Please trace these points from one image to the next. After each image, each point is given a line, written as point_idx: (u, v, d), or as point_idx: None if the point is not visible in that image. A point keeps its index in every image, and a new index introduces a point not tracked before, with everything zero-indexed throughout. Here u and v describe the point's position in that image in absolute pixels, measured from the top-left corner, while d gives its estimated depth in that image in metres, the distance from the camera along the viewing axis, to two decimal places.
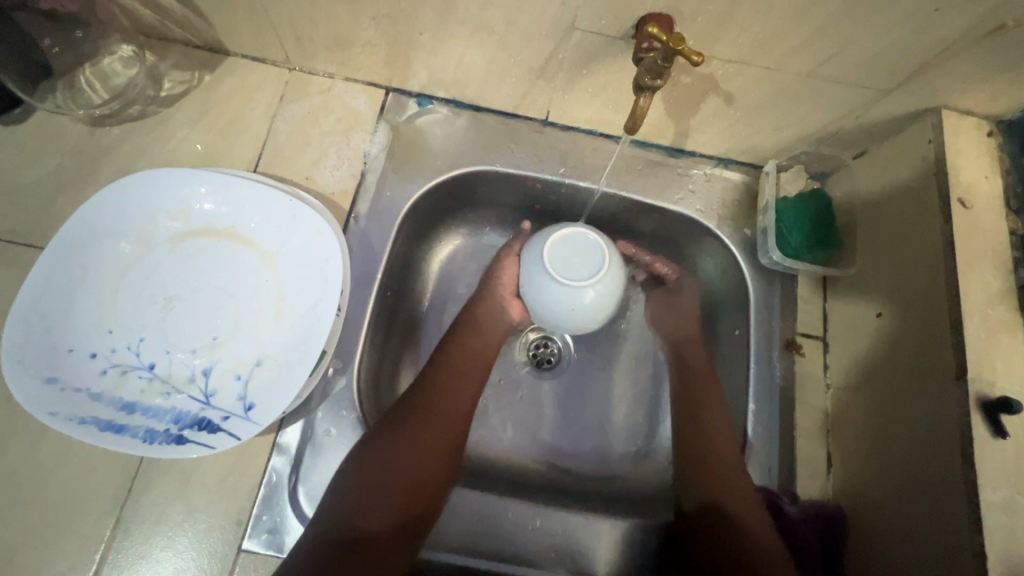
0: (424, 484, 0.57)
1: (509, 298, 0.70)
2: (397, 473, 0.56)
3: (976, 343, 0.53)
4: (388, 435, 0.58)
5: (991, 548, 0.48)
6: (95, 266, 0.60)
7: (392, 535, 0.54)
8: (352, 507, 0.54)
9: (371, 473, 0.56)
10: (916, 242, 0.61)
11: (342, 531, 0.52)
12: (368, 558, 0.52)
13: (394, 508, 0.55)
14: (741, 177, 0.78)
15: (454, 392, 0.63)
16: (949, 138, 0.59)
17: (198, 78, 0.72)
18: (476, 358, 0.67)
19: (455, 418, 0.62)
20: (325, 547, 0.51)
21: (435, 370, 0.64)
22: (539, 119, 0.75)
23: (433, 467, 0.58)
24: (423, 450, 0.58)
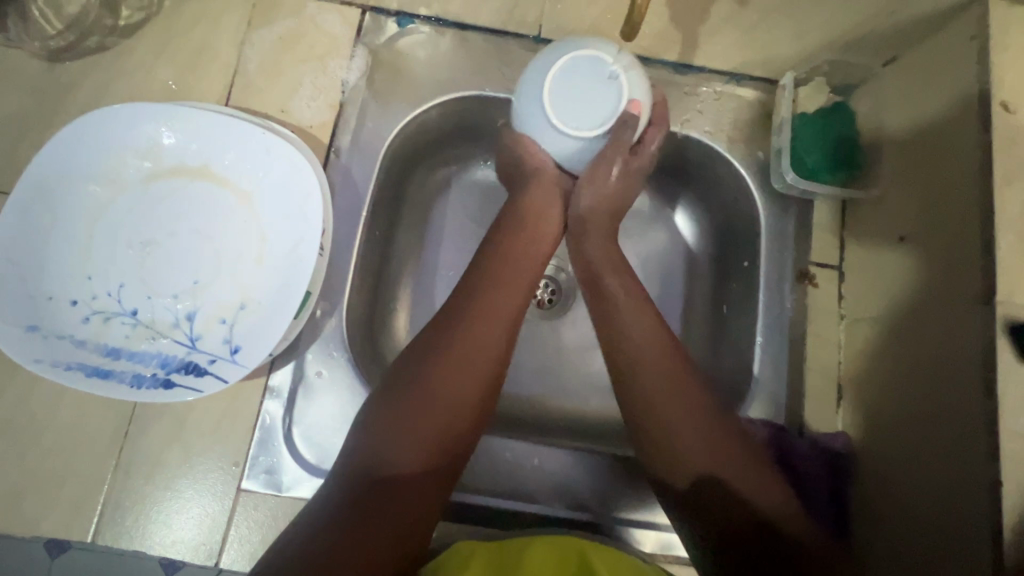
0: (462, 413, 0.50)
1: (556, 175, 0.60)
2: (434, 401, 0.49)
3: (1012, 264, 0.47)
4: (422, 360, 0.51)
5: (1010, 478, 0.44)
6: (66, 210, 0.57)
7: (427, 472, 0.48)
8: (387, 438, 0.48)
9: (406, 402, 0.49)
10: (949, 156, 0.55)
11: (372, 465, 0.47)
12: (402, 495, 0.46)
13: (430, 440, 0.48)
14: (756, 95, 0.70)
15: (497, 305, 0.54)
16: (995, 32, 0.51)
17: (158, 4, 0.66)
18: (522, 255, 0.58)
19: (495, 334, 0.53)
20: (358, 483, 0.46)
21: (480, 274, 0.56)
22: (530, 37, 0.68)
23: (468, 395, 0.51)
24: (463, 375, 0.50)
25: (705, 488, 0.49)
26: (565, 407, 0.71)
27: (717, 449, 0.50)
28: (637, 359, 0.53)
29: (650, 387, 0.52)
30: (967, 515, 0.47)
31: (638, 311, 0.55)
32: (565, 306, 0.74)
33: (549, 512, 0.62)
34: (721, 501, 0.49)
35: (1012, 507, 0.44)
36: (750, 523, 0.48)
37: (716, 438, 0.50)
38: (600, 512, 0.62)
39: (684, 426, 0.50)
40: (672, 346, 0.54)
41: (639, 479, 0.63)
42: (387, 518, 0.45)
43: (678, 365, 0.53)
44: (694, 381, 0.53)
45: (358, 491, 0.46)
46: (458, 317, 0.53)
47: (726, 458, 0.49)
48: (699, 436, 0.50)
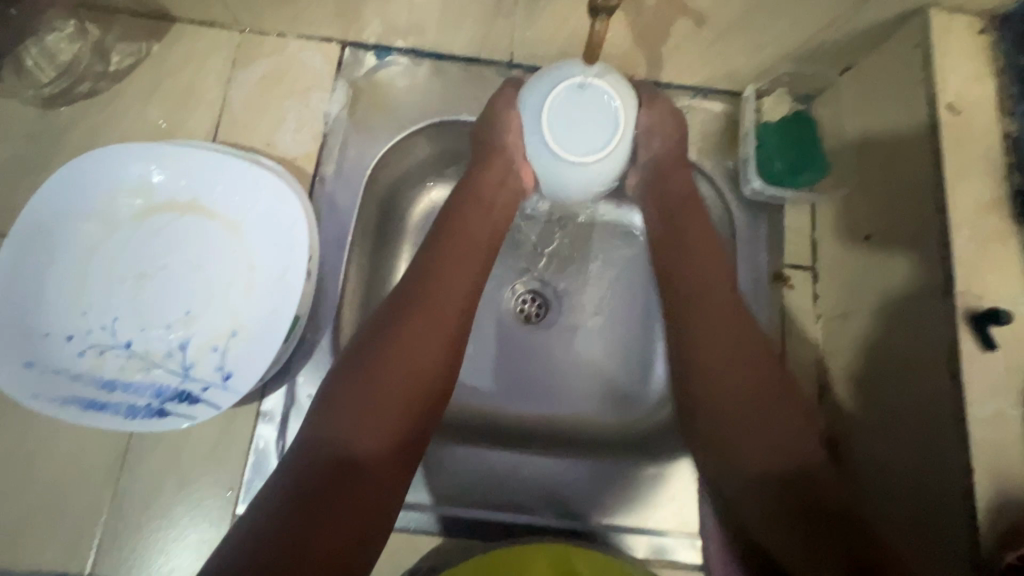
0: (421, 387, 0.52)
1: (520, 163, 0.62)
2: (390, 380, 0.51)
3: (964, 259, 0.51)
4: (371, 350, 0.52)
5: (979, 460, 0.46)
6: (62, 249, 0.59)
7: (392, 450, 0.50)
8: (342, 423, 0.49)
9: (361, 387, 0.50)
10: (902, 159, 0.58)
11: (329, 449, 0.48)
12: (360, 481, 0.47)
13: (390, 428, 0.50)
14: (723, 107, 0.74)
15: (445, 296, 0.56)
16: (937, 40, 0.55)
17: (147, 49, 0.69)
18: (469, 234, 0.60)
19: (446, 324, 0.55)
20: (310, 463, 0.47)
21: (433, 260, 0.57)
22: (503, 62, 0.72)
23: (434, 366, 0.53)
24: (419, 351, 0.53)
25: (742, 434, 0.52)
26: (556, 418, 0.72)
27: (756, 384, 0.53)
28: (695, 297, 0.57)
29: (698, 328, 0.56)
30: (941, 499, 0.49)
31: (709, 258, 0.59)
32: (552, 318, 0.76)
33: (541, 521, 0.63)
34: (760, 442, 0.51)
35: (984, 487, 0.46)
36: (774, 477, 0.50)
37: (748, 389, 0.53)
38: (591, 518, 0.63)
39: (712, 356, 0.55)
40: (732, 303, 0.57)
41: (627, 484, 0.64)
42: (343, 500, 0.46)
43: (738, 317, 0.56)
44: (738, 318, 0.56)
45: (313, 472, 0.47)
46: (405, 306, 0.54)
47: (761, 399, 0.53)
48: (729, 377, 0.54)
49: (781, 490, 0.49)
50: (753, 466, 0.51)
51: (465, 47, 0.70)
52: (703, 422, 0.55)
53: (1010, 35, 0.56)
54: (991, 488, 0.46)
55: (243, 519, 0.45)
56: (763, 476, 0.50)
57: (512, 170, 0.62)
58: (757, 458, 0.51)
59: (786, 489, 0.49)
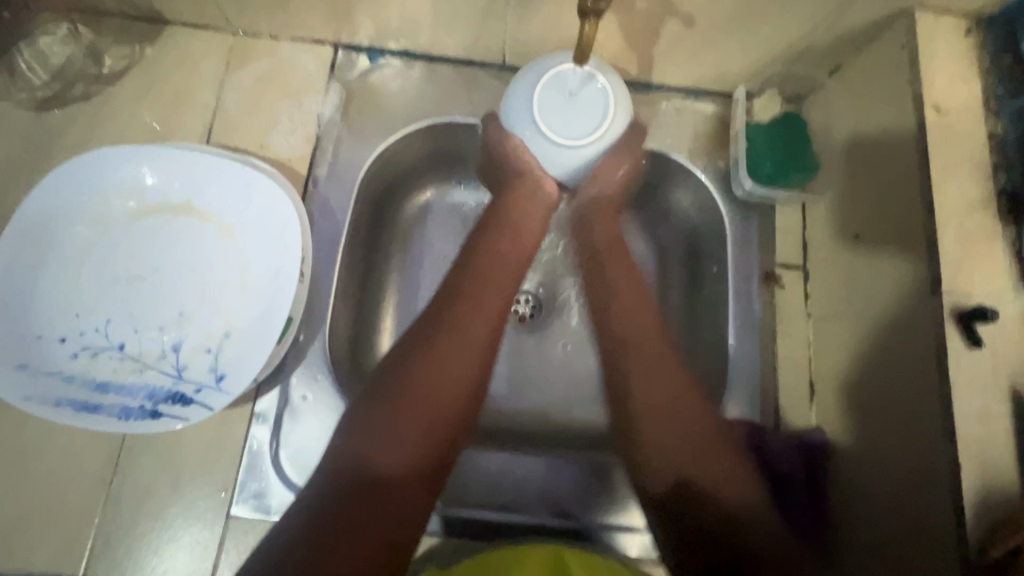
0: (447, 407, 0.53)
1: (541, 176, 0.61)
2: (415, 401, 0.51)
3: (950, 257, 0.51)
4: (401, 370, 0.53)
5: (965, 456, 0.47)
6: (55, 251, 0.59)
7: (415, 473, 0.50)
8: (368, 443, 0.50)
9: (384, 407, 0.51)
10: (890, 159, 0.58)
11: (354, 471, 0.49)
12: (387, 502, 0.48)
13: (414, 449, 0.51)
14: (715, 108, 0.74)
15: (475, 316, 0.56)
16: (922, 41, 0.56)
17: (140, 51, 0.70)
18: (505, 254, 0.61)
19: (475, 345, 0.55)
20: (335, 485, 0.48)
21: (464, 280, 0.58)
22: (496, 64, 0.72)
23: (460, 385, 0.54)
24: (443, 372, 0.53)
25: (712, 475, 0.52)
26: (550, 418, 0.72)
27: (690, 427, 0.54)
28: (632, 336, 0.59)
29: (634, 367, 0.57)
30: (929, 496, 0.50)
31: (636, 304, 0.61)
32: (546, 319, 0.76)
33: (535, 521, 0.63)
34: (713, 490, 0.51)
35: (970, 483, 0.47)
36: (723, 514, 0.50)
37: (694, 430, 0.54)
38: (585, 518, 0.63)
39: (648, 402, 0.55)
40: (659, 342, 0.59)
41: (620, 483, 0.64)
42: (369, 520, 0.47)
43: (667, 361, 0.57)
44: (671, 362, 0.57)
45: (338, 494, 0.48)
46: (436, 325, 0.55)
47: (693, 445, 0.53)
48: (688, 424, 0.54)
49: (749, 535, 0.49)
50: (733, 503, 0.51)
51: (458, 49, 0.71)
52: (658, 478, 0.54)
53: (994, 36, 0.57)
54: (977, 483, 0.47)
55: (271, 536, 0.47)
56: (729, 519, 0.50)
57: (536, 193, 0.63)
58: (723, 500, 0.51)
59: (727, 529, 0.50)
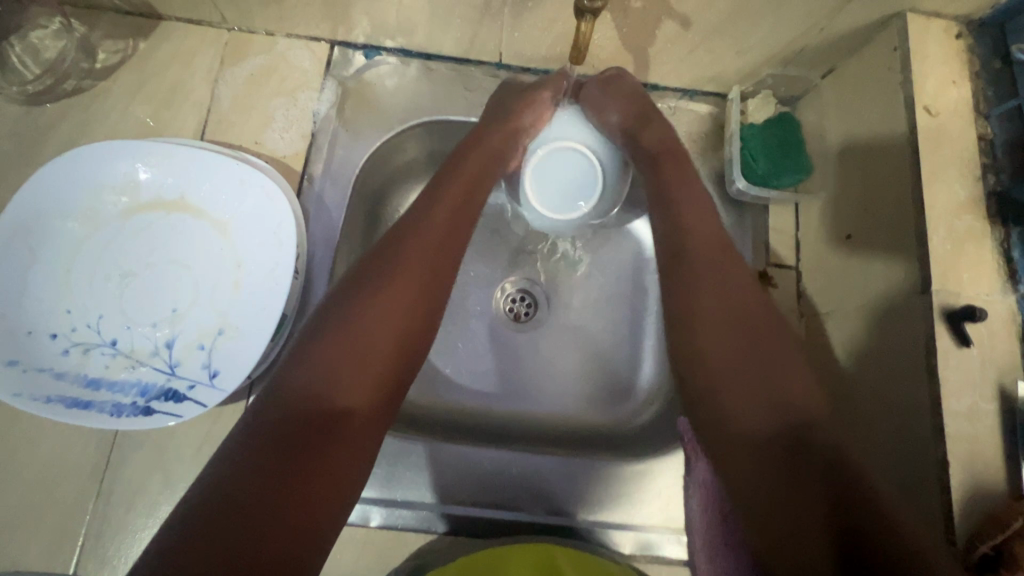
0: (401, 335, 0.49)
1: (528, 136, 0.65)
2: (366, 326, 0.48)
3: (940, 257, 0.52)
4: (349, 296, 0.49)
5: (954, 455, 0.48)
6: (47, 246, 0.59)
7: (370, 406, 0.46)
8: (316, 377, 0.45)
9: (336, 332, 0.47)
10: (882, 159, 0.59)
11: (299, 401, 0.44)
12: (339, 433, 0.44)
13: (371, 381, 0.47)
14: (708, 109, 0.75)
15: (430, 244, 0.53)
16: (914, 44, 0.56)
17: (134, 46, 0.69)
18: (457, 195, 0.58)
19: (428, 270, 0.52)
20: (279, 416, 0.43)
21: (418, 209, 0.55)
22: (493, 63, 0.73)
23: (416, 313, 0.50)
24: (396, 296, 0.50)
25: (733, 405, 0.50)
26: (544, 415, 0.73)
27: (735, 320, 0.54)
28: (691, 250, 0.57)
29: (704, 303, 0.55)
30: (917, 496, 0.50)
31: (710, 235, 0.57)
32: (540, 316, 0.76)
33: (528, 518, 0.63)
34: (779, 388, 0.50)
35: (958, 481, 0.47)
36: (781, 443, 0.47)
37: (740, 350, 0.52)
38: (576, 515, 0.63)
39: (715, 341, 0.53)
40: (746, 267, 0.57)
41: (613, 481, 0.64)
42: (308, 454, 0.42)
43: (735, 287, 0.55)
44: (761, 301, 0.55)
45: (279, 422, 0.43)
46: (387, 258, 0.52)
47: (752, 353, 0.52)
48: (732, 335, 0.53)
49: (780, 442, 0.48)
50: (768, 430, 0.48)
51: (454, 48, 0.71)
52: (713, 412, 0.51)
53: (984, 40, 0.57)
54: (966, 481, 0.47)
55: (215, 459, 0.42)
56: (757, 446, 0.48)
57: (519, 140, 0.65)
58: (764, 414, 0.49)
59: (794, 449, 0.47)
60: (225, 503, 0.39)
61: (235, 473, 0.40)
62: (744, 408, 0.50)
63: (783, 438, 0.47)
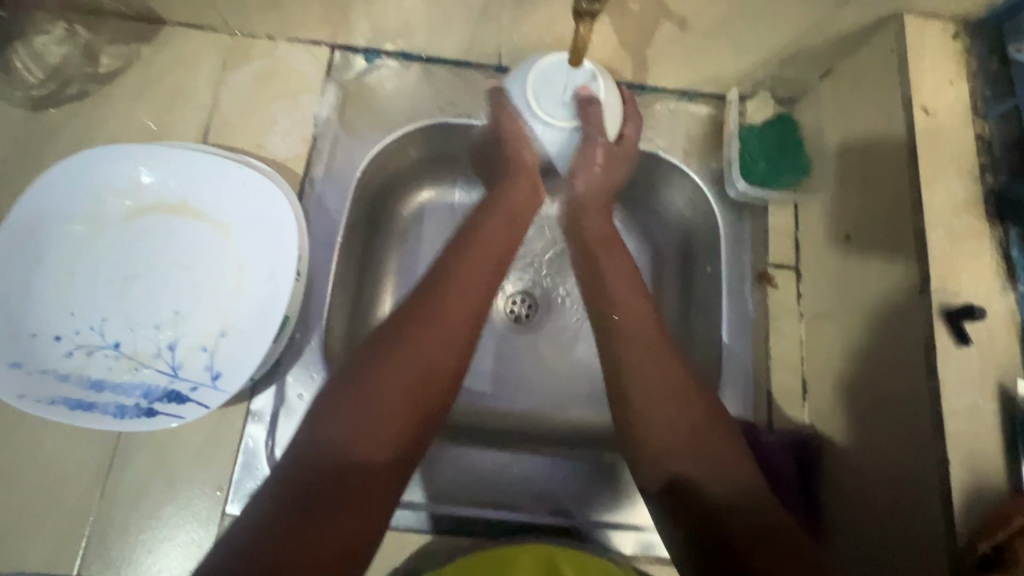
0: (436, 388, 0.50)
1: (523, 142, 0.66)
2: (399, 380, 0.49)
3: (938, 256, 0.52)
4: (381, 349, 0.50)
5: (954, 453, 0.48)
6: (51, 250, 0.59)
7: (396, 460, 0.47)
8: (347, 430, 0.46)
9: (369, 385, 0.48)
10: (879, 159, 0.59)
11: (329, 458, 0.45)
12: (365, 488, 0.45)
13: (401, 436, 0.48)
14: (707, 110, 0.75)
15: (462, 301, 0.55)
16: (911, 44, 0.57)
17: (137, 51, 0.70)
18: (485, 237, 0.60)
19: (463, 326, 0.54)
20: (308, 472, 0.45)
21: (448, 265, 0.57)
22: (492, 66, 0.73)
23: (447, 365, 0.52)
24: (429, 352, 0.51)
25: (683, 452, 0.50)
26: (545, 417, 0.73)
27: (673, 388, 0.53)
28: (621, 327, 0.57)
29: (632, 359, 0.54)
30: (918, 493, 0.50)
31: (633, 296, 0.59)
32: (541, 318, 0.77)
33: (529, 518, 0.63)
34: (728, 462, 0.49)
35: (958, 479, 0.47)
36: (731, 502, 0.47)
37: (684, 401, 0.52)
38: (579, 516, 0.63)
39: (650, 396, 0.52)
40: (656, 331, 0.56)
41: (613, 482, 0.65)
42: (336, 512, 0.43)
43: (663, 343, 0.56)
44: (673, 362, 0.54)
45: (310, 478, 0.44)
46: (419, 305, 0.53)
47: (696, 420, 0.51)
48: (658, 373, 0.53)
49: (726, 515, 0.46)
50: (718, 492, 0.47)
51: (453, 51, 0.71)
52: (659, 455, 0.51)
53: (980, 38, 0.58)
54: (966, 478, 0.47)
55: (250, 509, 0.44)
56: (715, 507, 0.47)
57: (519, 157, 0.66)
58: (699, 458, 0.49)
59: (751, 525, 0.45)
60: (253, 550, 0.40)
61: (262, 524, 0.42)
62: (677, 449, 0.50)
63: (733, 511, 0.46)
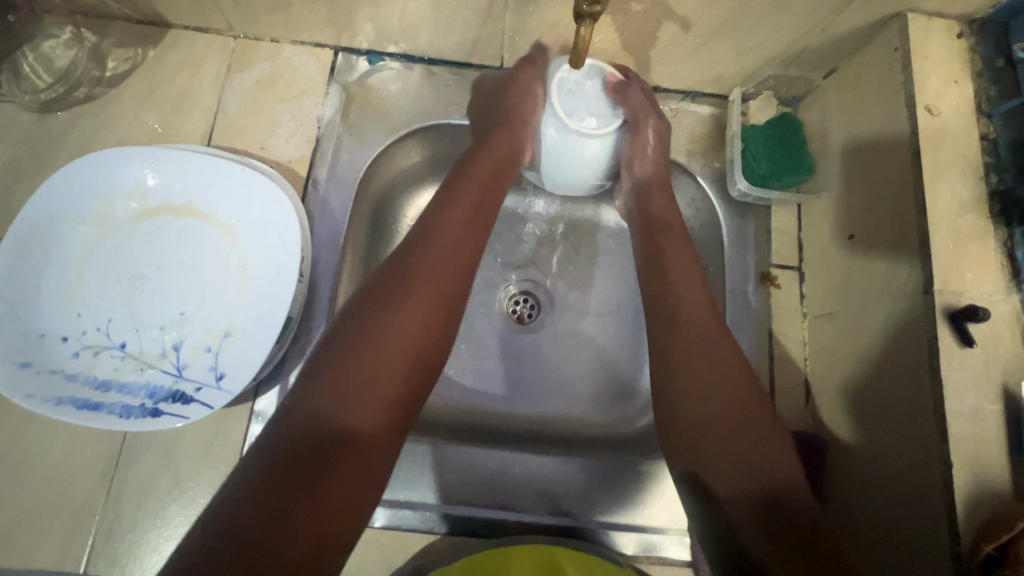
0: (421, 351, 0.50)
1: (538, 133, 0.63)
2: (385, 345, 0.48)
3: (942, 257, 0.52)
4: (365, 315, 0.50)
5: (957, 455, 0.47)
6: (59, 251, 0.60)
7: (383, 426, 0.47)
8: (333, 396, 0.46)
9: (354, 352, 0.48)
10: (883, 159, 0.59)
11: (314, 423, 0.45)
12: (350, 454, 0.44)
13: (386, 401, 0.47)
14: (710, 110, 0.76)
15: (446, 264, 0.53)
16: (916, 44, 0.56)
17: (143, 54, 0.70)
18: (471, 205, 0.58)
19: (447, 289, 0.53)
20: (294, 438, 0.44)
21: (432, 227, 0.55)
22: (495, 67, 0.73)
23: (431, 328, 0.51)
24: (415, 316, 0.50)
25: (715, 442, 0.50)
26: (547, 417, 0.73)
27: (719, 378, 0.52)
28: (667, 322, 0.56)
29: (671, 349, 0.54)
30: (921, 497, 0.50)
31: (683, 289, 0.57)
32: (543, 318, 0.77)
33: (531, 518, 0.63)
34: (758, 447, 0.49)
35: (962, 481, 0.47)
36: (755, 489, 0.47)
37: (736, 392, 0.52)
38: (580, 516, 0.64)
39: (694, 386, 0.52)
40: (708, 319, 0.55)
41: (614, 482, 0.65)
42: (319, 474, 0.42)
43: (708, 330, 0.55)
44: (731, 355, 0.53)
45: (295, 443, 0.43)
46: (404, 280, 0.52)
47: (735, 410, 0.51)
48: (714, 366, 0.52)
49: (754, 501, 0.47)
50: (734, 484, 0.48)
51: (456, 53, 0.72)
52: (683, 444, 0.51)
53: (985, 38, 0.57)
54: (969, 481, 0.47)
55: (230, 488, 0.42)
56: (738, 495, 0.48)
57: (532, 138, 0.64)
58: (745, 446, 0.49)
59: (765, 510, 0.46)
60: (235, 528, 0.39)
61: (244, 499, 0.40)
62: (709, 441, 0.50)
63: (750, 496, 0.47)
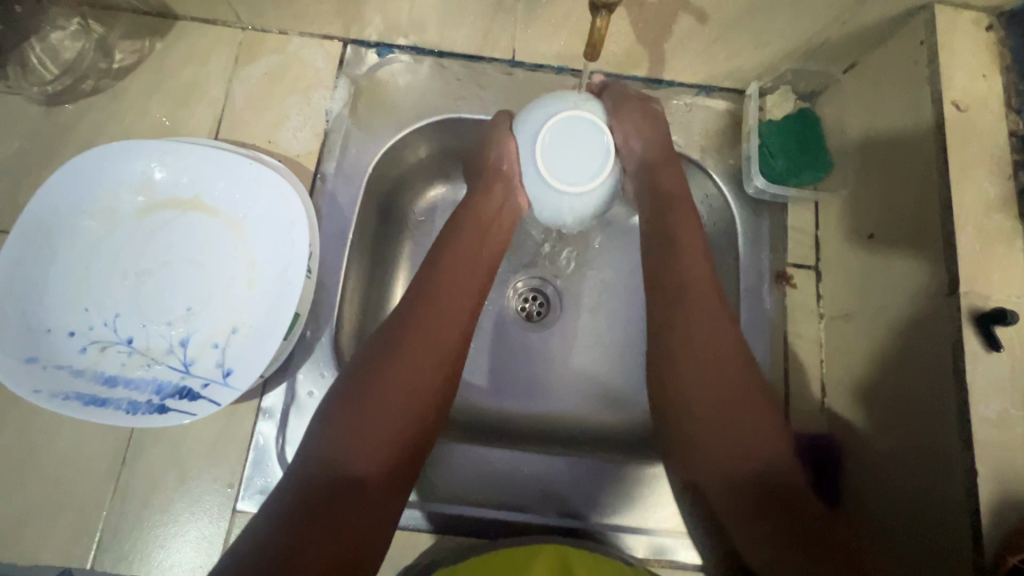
0: (421, 399, 0.51)
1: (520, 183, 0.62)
2: (388, 395, 0.50)
3: (967, 258, 0.50)
4: (368, 366, 0.51)
5: (982, 462, 0.46)
6: (65, 245, 0.59)
7: (387, 473, 0.49)
8: (338, 445, 0.48)
9: (358, 401, 0.49)
10: (906, 156, 0.57)
11: (324, 472, 0.47)
12: (355, 502, 0.46)
13: (389, 450, 0.49)
14: (726, 105, 0.73)
15: (444, 311, 0.55)
16: (943, 37, 0.54)
17: (150, 46, 0.70)
18: (469, 255, 0.59)
19: (445, 335, 0.54)
20: (304, 488, 0.46)
21: (430, 275, 0.56)
22: (505, 60, 0.72)
23: (430, 376, 0.52)
24: (414, 364, 0.52)
25: (712, 431, 0.52)
26: (556, 416, 0.72)
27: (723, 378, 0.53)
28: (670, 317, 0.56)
29: (676, 340, 0.55)
30: (944, 502, 0.49)
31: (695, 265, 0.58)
32: (553, 316, 0.76)
33: (540, 518, 0.62)
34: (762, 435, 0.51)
35: (986, 489, 0.46)
36: (751, 473, 0.50)
37: (740, 380, 0.53)
38: (591, 517, 0.63)
39: (694, 373, 0.54)
40: (711, 295, 0.57)
41: (625, 483, 0.64)
42: (329, 522, 0.45)
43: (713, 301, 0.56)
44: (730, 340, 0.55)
45: (307, 492, 0.46)
46: (405, 328, 0.53)
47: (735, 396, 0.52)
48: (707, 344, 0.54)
49: (745, 478, 0.50)
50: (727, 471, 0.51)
51: (466, 46, 0.70)
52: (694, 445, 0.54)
53: (1016, 31, 0.55)
54: (994, 489, 0.46)
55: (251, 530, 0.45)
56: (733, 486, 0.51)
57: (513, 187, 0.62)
58: (766, 442, 0.51)
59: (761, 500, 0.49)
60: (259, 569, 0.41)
61: (259, 546, 0.43)
62: (711, 430, 0.52)
63: (750, 486, 0.50)
